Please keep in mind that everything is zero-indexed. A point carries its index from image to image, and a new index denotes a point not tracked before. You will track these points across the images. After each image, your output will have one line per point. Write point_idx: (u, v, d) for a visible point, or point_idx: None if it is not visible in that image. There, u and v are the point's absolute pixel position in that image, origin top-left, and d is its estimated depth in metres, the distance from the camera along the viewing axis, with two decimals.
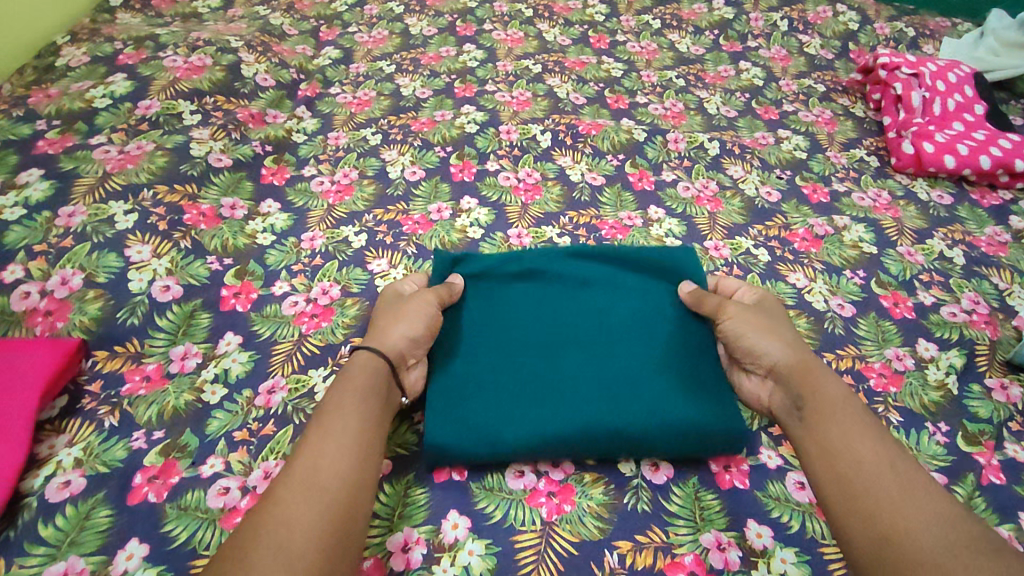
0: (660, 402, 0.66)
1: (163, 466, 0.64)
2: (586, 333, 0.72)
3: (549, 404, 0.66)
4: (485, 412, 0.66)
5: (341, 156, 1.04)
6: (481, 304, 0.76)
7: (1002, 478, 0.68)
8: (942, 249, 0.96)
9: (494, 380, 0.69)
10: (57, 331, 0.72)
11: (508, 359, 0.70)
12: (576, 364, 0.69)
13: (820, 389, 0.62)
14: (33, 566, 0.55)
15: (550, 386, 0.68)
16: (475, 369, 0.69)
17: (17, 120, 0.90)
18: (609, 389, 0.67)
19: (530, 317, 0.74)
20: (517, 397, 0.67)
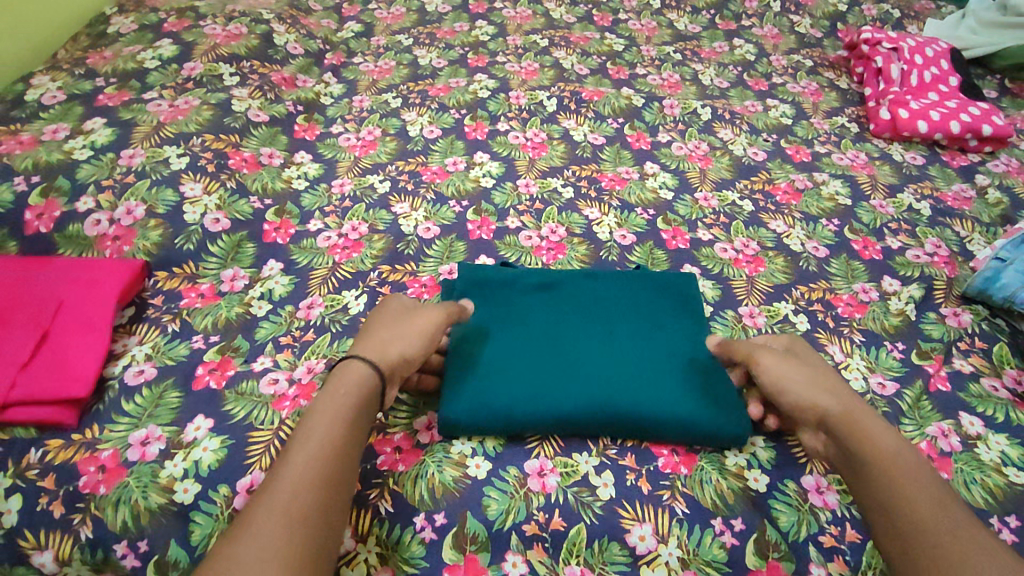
0: (666, 387, 0.70)
1: (221, 361, 0.74)
2: (598, 321, 0.77)
3: (561, 384, 0.70)
4: (499, 391, 0.69)
5: (365, 116, 1.14)
6: (498, 303, 0.79)
7: (947, 386, 0.78)
8: (911, 202, 1.06)
9: (510, 363, 0.72)
10: (124, 253, 0.82)
11: (522, 346, 0.74)
12: (591, 353, 0.73)
13: (872, 436, 0.62)
14: (120, 430, 0.66)
15: (562, 369, 0.71)
16: (492, 352, 0.73)
17: (78, 77, 1.01)
18: (619, 373, 0.71)
19: (545, 314, 0.77)
20: (530, 375, 0.71)
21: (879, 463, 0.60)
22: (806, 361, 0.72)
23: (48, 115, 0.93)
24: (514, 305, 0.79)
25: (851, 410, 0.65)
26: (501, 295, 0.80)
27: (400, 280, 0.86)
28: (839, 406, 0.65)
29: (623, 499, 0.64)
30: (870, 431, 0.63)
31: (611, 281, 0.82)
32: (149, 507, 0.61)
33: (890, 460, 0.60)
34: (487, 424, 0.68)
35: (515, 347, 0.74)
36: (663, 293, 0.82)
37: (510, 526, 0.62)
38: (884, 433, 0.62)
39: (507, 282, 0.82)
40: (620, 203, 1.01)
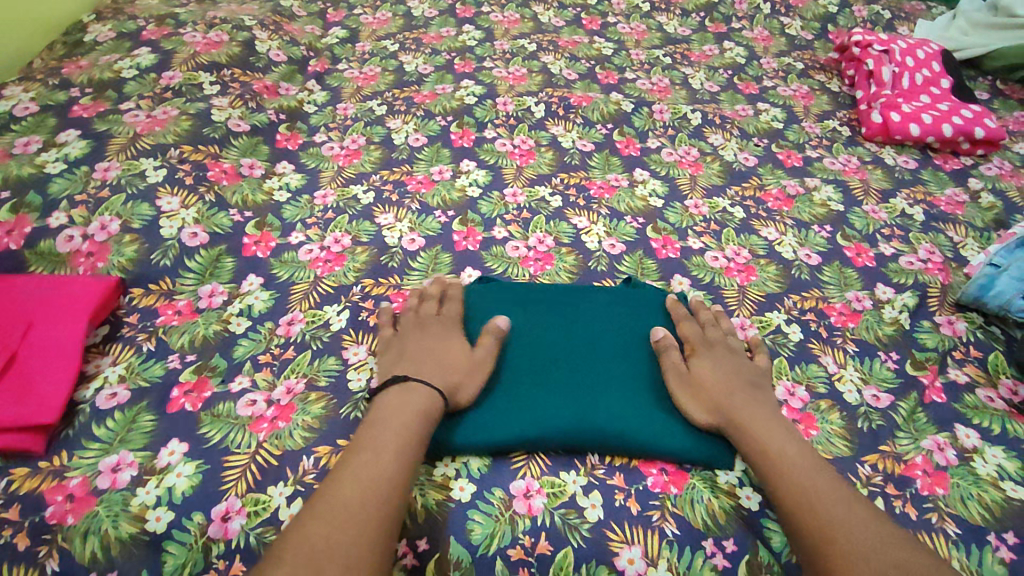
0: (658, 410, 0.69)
1: (197, 381, 0.72)
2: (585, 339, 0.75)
3: (550, 404, 0.69)
4: (490, 418, 0.68)
5: (349, 124, 1.12)
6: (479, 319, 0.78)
7: (942, 397, 0.77)
8: (904, 207, 1.04)
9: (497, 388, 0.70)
10: (98, 270, 0.80)
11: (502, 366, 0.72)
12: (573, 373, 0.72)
13: (767, 445, 0.64)
14: (90, 457, 0.64)
15: (550, 392, 0.70)
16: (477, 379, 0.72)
17: (52, 88, 0.98)
18: (596, 390, 0.70)
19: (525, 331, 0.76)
20: (518, 398, 0.69)
21: (781, 472, 0.61)
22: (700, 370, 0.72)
23: (20, 128, 0.91)
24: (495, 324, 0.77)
25: (744, 416, 0.67)
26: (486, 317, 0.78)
27: (383, 294, 0.84)
28: (729, 413, 0.67)
29: (611, 521, 0.63)
30: (772, 435, 0.65)
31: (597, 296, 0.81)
32: (120, 537, 0.59)
33: (795, 470, 0.61)
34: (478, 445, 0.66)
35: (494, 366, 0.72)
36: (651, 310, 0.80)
37: (494, 552, 0.60)
38: (784, 440, 0.64)
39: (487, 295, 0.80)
40: (608, 212, 0.99)
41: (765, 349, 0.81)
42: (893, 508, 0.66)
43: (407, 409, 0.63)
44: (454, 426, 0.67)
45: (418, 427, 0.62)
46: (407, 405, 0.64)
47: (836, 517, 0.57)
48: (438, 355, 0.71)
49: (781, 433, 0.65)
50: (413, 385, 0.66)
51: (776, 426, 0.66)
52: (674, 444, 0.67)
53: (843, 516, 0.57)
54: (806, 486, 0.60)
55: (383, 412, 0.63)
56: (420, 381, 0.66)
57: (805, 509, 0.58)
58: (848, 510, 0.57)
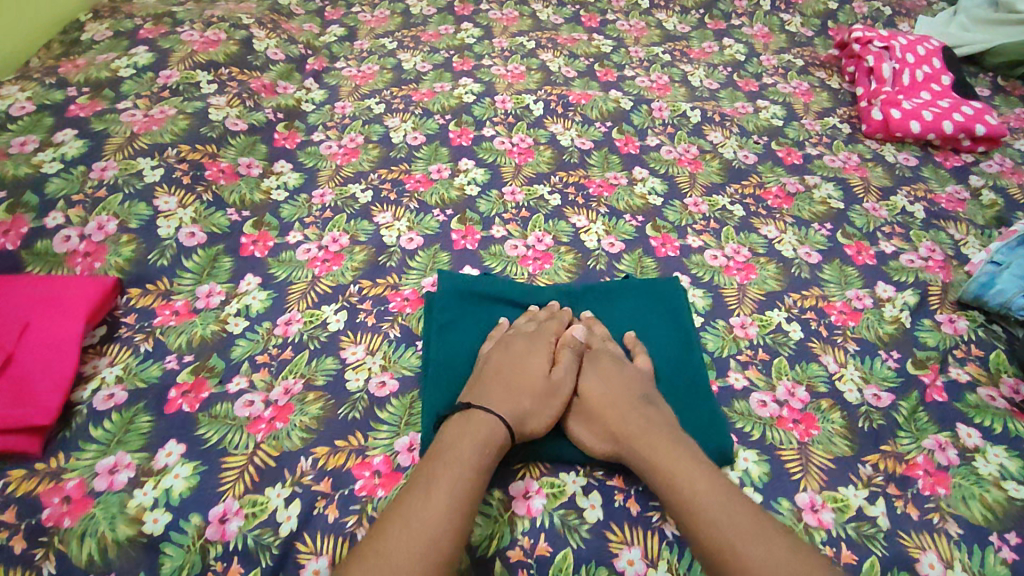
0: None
1: (194, 382, 0.72)
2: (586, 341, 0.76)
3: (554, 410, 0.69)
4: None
5: (347, 123, 1.11)
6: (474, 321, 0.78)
7: (943, 396, 0.76)
8: (904, 205, 1.04)
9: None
10: (95, 270, 0.80)
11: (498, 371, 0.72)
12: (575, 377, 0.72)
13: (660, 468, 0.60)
14: (87, 458, 0.64)
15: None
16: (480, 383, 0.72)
17: (49, 87, 0.98)
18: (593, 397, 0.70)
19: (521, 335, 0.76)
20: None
21: (680, 496, 0.57)
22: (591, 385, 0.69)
23: (17, 127, 0.90)
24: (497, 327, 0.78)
25: (644, 440, 0.62)
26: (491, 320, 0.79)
27: (381, 293, 0.84)
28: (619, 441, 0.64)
29: (611, 522, 0.62)
30: (661, 458, 0.60)
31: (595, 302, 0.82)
32: (117, 539, 0.59)
33: (694, 493, 0.57)
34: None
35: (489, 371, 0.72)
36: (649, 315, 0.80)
37: (494, 553, 0.60)
38: (686, 463, 0.59)
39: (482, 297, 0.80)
40: (608, 210, 0.99)
41: (765, 349, 0.81)
42: (894, 508, 0.65)
43: (466, 439, 0.60)
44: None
45: (486, 459, 0.60)
46: (470, 435, 0.61)
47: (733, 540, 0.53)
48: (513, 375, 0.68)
49: (668, 451, 0.61)
50: (474, 414, 0.63)
51: (669, 446, 0.61)
52: None
53: (743, 536, 0.53)
54: (721, 516, 0.55)
55: (452, 442, 0.60)
56: (485, 411, 0.63)
57: (706, 531, 0.54)
58: (741, 529, 0.54)
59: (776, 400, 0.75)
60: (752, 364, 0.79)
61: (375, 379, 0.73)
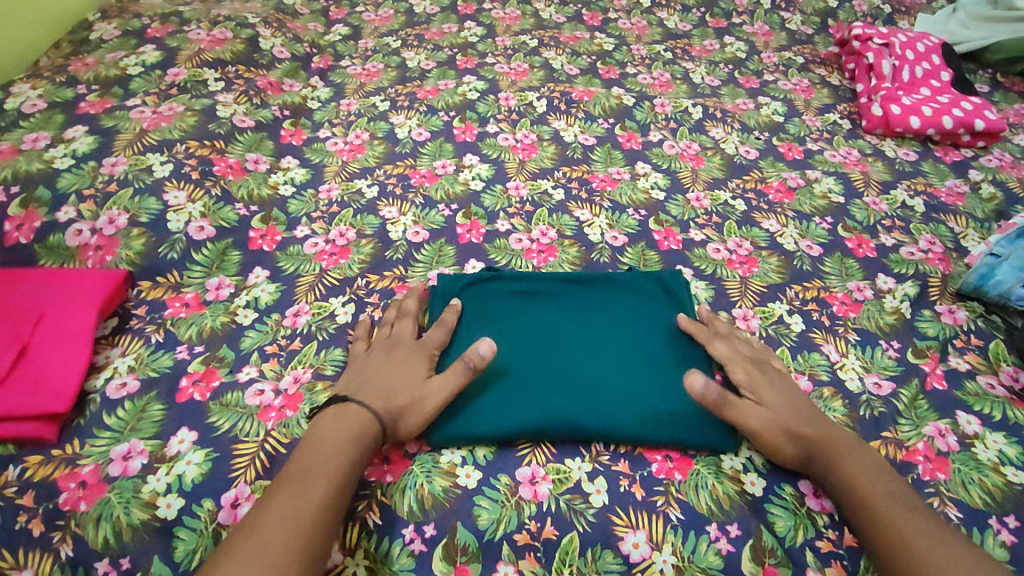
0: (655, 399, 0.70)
1: (205, 371, 0.73)
2: (583, 328, 0.76)
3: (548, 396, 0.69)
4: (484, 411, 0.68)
5: (352, 120, 1.13)
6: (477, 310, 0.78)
7: (943, 384, 0.77)
8: (905, 199, 1.05)
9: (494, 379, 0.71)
10: (106, 263, 0.81)
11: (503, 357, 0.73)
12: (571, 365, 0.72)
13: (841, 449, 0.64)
14: (101, 445, 0.65)
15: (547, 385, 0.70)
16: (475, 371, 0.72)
17: (59, 84, 0.99)
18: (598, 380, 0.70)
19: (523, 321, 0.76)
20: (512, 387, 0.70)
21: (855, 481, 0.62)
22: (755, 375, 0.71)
23: (28, 124, 0.92)
24: (494, 315, 0.77)
25: (821, 430, 0.66)
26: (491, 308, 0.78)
27: (388, 286, 0.85)
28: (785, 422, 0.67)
29: (616, 506, 0.63)
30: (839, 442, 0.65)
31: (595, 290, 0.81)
32: (131, 523, 0.60)
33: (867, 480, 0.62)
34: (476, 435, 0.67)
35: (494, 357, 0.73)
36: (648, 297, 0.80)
37: (501, 536, 0.61)
38: (863, 462, 0.64)
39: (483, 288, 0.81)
40: (611, 204, 1.00)
41: (768, 339, 0.82)
42: None
43: (333, 433, 0.63)
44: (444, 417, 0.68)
45: (354, 452, 0.62)
46: (341, 429, 0.63)
47: (908, 532, 0.57)
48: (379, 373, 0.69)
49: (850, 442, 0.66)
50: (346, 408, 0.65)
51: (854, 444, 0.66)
52: (676, 431, 0.67)
53: (930, 540, 0.57)
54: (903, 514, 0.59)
55: (327, 435, 0.62)
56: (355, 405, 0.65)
57: (873, 514, 0.60)
58: (913, 523, 0.58)
59: None
60: None
61: None
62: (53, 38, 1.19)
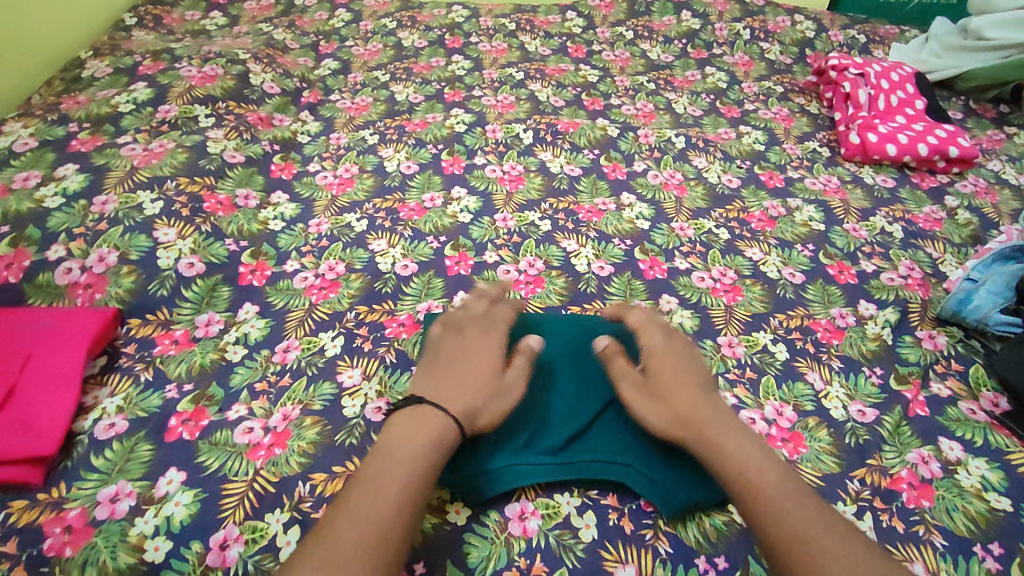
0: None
1: (194, 411, 0.73)
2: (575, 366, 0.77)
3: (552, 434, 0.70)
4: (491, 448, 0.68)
5: (342, 154, 1.14)
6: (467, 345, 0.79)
7: (925, 410, 0.79)
8: (883, 225, 1.07)
9: None
10: (96, 302, 0.81)
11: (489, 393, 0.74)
12: (568, 392, 0.74)
13: (740, 462, 0.60)
14: (88, 488, 0.65)
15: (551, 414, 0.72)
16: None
17: (51, 123, 1.00)
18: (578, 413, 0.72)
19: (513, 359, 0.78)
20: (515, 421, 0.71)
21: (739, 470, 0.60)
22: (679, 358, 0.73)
23: (19, 163, 0.93)
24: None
25: (713, 427, 0.63)
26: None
27: (377, 320, 0.85)
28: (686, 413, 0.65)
29: (605, 541, 0.64)
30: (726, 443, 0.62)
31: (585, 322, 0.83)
32: (118, 568, 0.59)
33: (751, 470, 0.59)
34: (486, 491, 0.65)
35: None
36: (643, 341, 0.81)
37: (491, 574, 0.61)
38: (749, 456, 0.60)
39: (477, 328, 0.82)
40: (597, 235, 1.02)
41: (753, 368, 0.83)
42: (880, 522, 0.67)
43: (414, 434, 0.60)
44: (454, 463, 0.66)
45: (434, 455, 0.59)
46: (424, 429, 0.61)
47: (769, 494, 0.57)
48: (464, 374, 0.68)
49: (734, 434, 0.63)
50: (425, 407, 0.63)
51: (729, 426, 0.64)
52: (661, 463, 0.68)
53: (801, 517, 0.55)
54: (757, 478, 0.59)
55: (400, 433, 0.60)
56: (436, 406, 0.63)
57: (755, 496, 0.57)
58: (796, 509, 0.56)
59: (765, 418, 0.77)
60: (740, 383, 0.81)
61: (372, 405, 0.74)
62: (42, 78, 1.19)
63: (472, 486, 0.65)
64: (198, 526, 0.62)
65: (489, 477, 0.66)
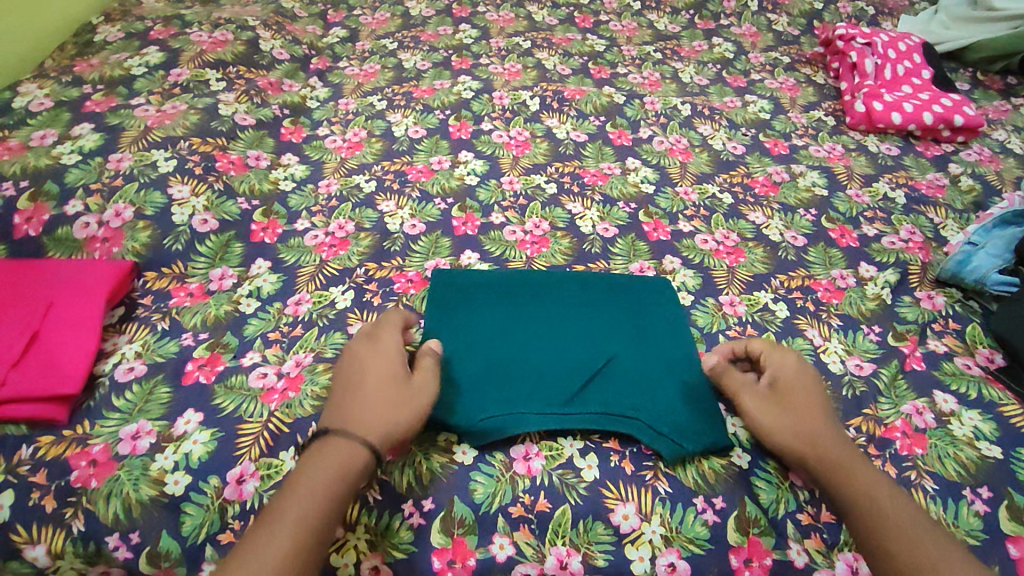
0: (664, 373, 0.74)
1: (210, 357, 0.75)
2: (580, 325, 0.79)
3: (559, 382, 0.72)
4: (500, 397, 0.70)
5: (350, 118, 1.16)
6: (474, 303, 0.81)
7: (921, 365, 0.80)
8: (886, 191, 1.08)
9: (495, 365, 0.73)
10: (113, 255, 0.84)
11: (494, 347, 0.75)
12: (572, 347, 0.76)
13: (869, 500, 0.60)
14: (111, 426, 0.67)
15: (558, 364, 0.74)
16: (482, 355, 0.74)
17: (65, 84, 1.02)
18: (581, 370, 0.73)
19: (520, 317, 0.79)
20: (523, 372, 0.73)
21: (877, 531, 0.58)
22: (794, 398, 0.68)
23: (36, 122, 0.95)
24: (493, 317, 0.79)
25: (838, 467, 0.63)
26: (489, 305, 0.80)
27: (386, 276, 0.87)
28: (824, 459, 0.63)
29: (606, 480, 0.66)
30: (859, 478, 0.62)
31: (587, 278, 0.85)
32: (141, 499, 0.62)
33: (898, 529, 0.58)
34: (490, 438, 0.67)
35: (488, 347, 0.75)
36: (644, 302, 0.83)
37: (496, 509, 0.64)
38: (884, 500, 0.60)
39: (483, 286, 0.83)
40: (602, 198, 1.03)
41: (754, 325, 0.85)
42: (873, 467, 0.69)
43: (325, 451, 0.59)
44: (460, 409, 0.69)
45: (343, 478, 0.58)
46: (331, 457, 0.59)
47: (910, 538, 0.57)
48: (359, 391, 0.65)
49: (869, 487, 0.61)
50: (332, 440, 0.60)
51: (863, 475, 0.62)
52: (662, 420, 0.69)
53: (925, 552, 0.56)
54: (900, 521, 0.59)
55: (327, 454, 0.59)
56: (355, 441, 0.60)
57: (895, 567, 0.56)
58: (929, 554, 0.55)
59: None
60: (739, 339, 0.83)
61: None
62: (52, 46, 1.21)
63: (479, 430, 0.68)
64: (211, 460, 0.65)
65: (493, 425, 0.68)
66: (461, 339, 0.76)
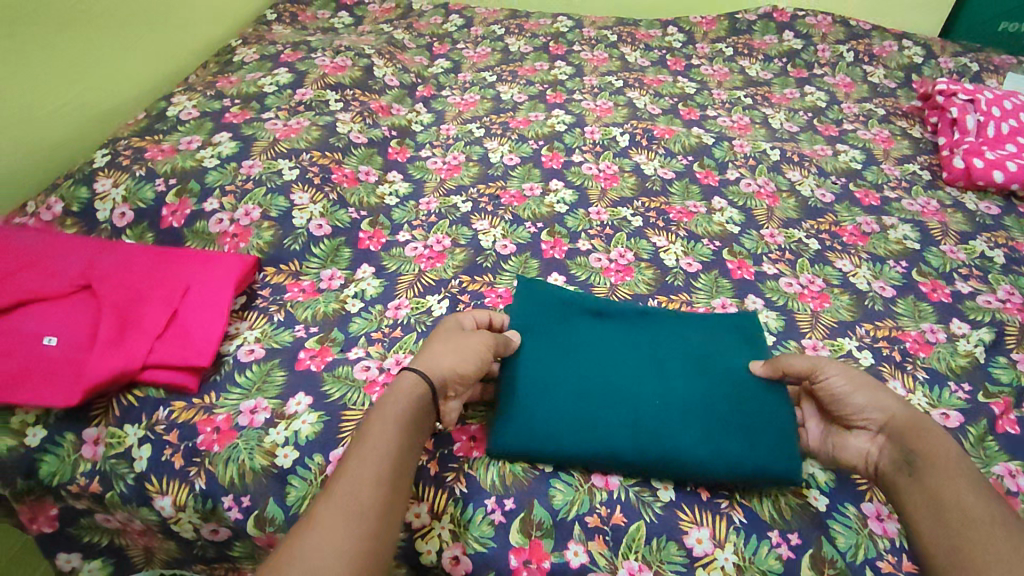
0: (726, 424, 0.71)
1: (320, 349, 0.82)
2: (654, 358, 0.78)
3: (615, 415, 0.71)
4: (565, 419, 0.71)
5: (451, 143, 1.24)
6: (553, 330, 0.81)
7: (1015, 428, 0.79)
8: (983, 249, 1.06)
9: (573, 395, 0.73)
10: (241, 249, 0.94)
11: (574, 375, 0.75)
12: (650, 383, 0.75)
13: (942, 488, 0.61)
14: (233, 399, 0.75)
15: (626, 402, 0.72)
16: (558, 383, 0.74)
17: (210, 98, 1.15)
18: (658, 406, 0.72)
19: (596, 340, 0.79)
20: (585, 403, 0.72)
21: (944, 506, 0.59)
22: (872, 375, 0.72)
23: (185, 129, 1.08)
24: (570, 339, 0.80)
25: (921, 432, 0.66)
26: (558, 327, 0.81)
27: (478, 289, 0.93)
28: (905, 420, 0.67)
29: (682, 503, 0.68)
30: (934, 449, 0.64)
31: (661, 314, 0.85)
32: (254, 468, 0.69)
33: (971, 523, 0.57)
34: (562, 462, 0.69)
35: (568, 377, 0.75)
36: (723, 342, 0.81)
37: (573, 517, 0.67)
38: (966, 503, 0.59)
39: (554, 308, 0.84)
40: (686, 234, 1.06)
41: None
42: None
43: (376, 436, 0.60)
44: (522, 437, 0.70)
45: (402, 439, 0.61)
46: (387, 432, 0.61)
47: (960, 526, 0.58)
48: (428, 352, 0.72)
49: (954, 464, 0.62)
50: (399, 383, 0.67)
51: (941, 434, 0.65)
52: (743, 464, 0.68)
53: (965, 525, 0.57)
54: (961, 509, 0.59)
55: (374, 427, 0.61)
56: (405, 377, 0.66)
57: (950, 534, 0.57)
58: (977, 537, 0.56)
59: None
60: None
61: None
62: (190, 71, 1.35)
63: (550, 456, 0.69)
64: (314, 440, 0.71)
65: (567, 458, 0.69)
66: (536, 360, 0.76)
